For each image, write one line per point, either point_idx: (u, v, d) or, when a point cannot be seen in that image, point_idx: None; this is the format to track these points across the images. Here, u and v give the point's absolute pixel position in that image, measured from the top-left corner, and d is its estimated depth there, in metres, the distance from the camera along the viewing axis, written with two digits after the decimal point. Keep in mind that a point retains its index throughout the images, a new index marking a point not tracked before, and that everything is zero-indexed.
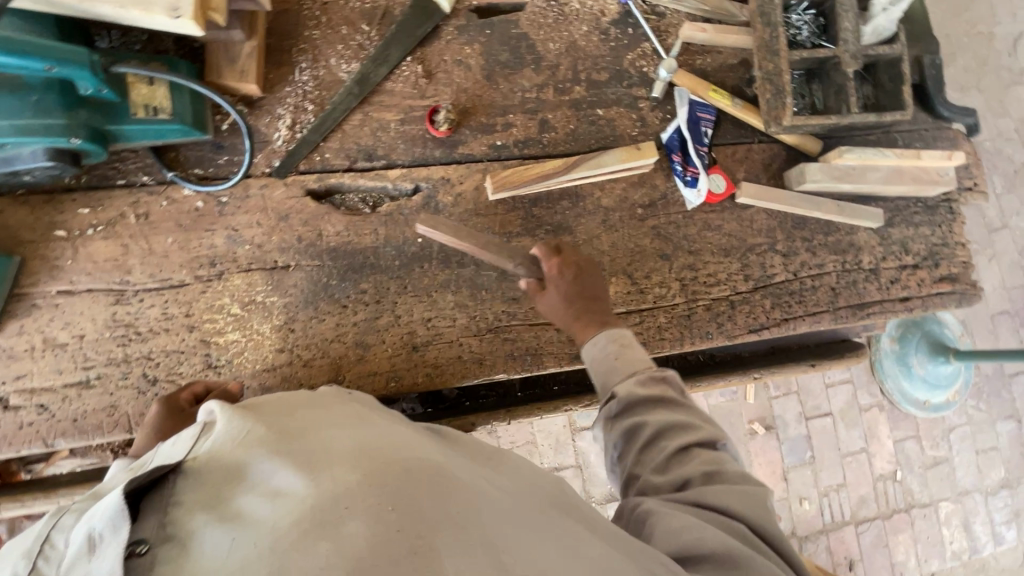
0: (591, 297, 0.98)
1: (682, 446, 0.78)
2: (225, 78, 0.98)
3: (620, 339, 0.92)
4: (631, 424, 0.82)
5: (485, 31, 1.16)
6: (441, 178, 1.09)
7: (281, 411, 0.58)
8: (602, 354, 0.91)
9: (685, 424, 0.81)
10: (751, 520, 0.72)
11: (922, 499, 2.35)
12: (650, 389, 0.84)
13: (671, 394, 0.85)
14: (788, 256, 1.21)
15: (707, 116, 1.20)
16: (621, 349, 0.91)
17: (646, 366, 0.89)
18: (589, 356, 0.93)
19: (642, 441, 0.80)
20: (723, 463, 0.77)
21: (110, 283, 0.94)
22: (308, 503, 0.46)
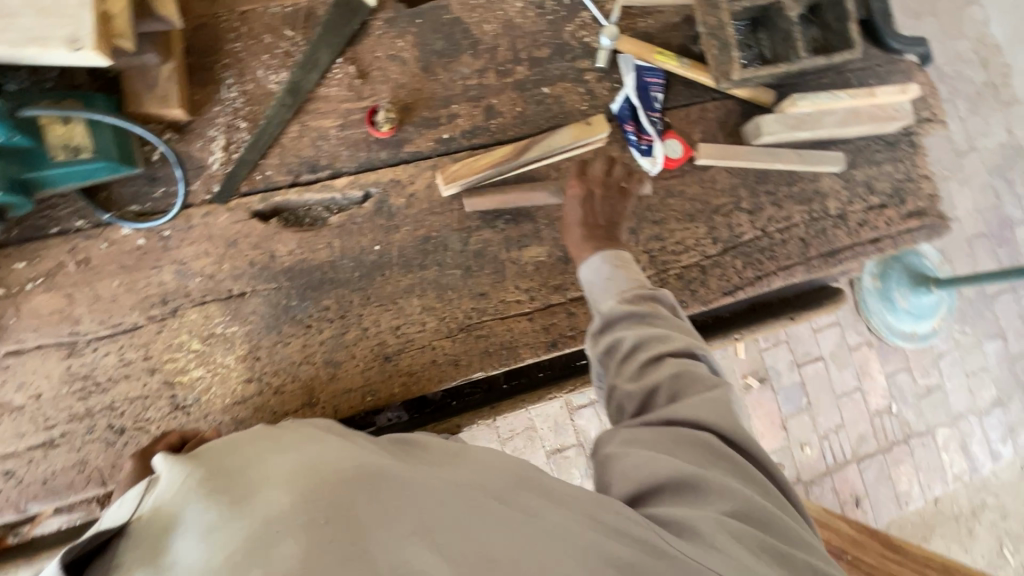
0: (598, 219, 1.01)
1: (658, 355, 0.79)
2: (149, 106, 0.94)
3: (616, 259, 0.94)
4: (611, 339, 0.84)
5: (416, 20, 1.11)
6: (391, 181, 1.05)
7: (224, 448, 0.59)
8: (597, 272, 0.94)
9: (660, 335, 0.82)
10: (717, 429, 0.71)
11: (919, 428, 2.39)
12: (637, 304, 0.86)
13: (658, 310, 0.86)
14: (754, 213, 1.20)
15: (656, 80, 1.17)
16: (616, 268, 0.93)
17: (639, 286, 0.90)
18: (585, 278, 0.96)
19: (623, 352, 0.82)
20: (691, 372, 0.77)
21: (60, 337, 0.90)
22: (241, 535, 0.47)
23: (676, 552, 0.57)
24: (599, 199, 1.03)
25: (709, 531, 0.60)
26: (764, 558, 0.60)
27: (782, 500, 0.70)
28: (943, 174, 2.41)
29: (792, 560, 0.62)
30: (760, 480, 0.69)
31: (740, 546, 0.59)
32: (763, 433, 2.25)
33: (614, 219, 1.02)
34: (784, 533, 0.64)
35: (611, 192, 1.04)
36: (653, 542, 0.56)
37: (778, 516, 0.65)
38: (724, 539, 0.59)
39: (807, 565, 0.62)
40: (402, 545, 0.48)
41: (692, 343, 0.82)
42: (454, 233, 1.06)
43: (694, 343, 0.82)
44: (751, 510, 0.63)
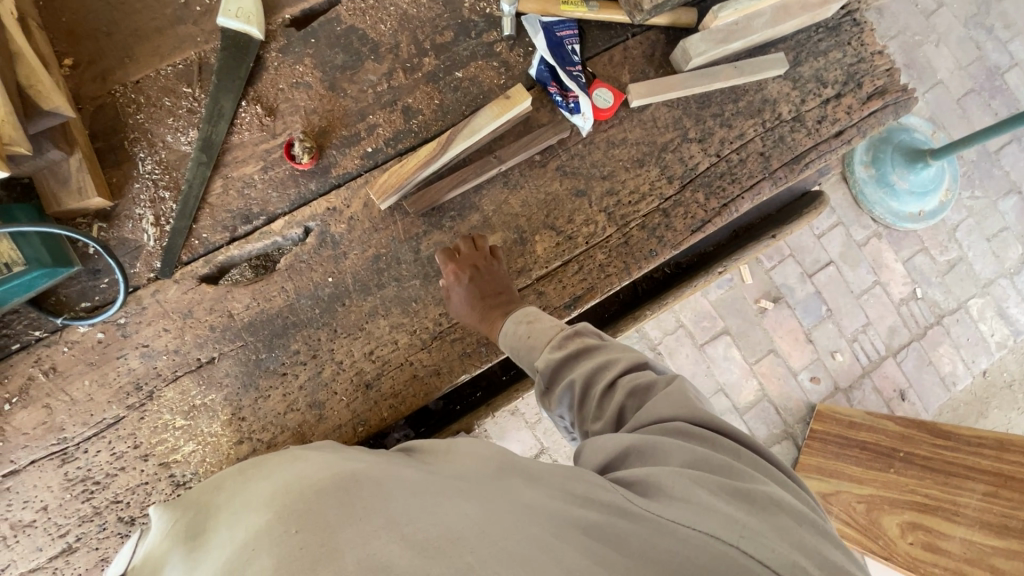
0: (492, 291, 0.97)
1: (607, 386, 0.78)
2: (66, 203, 0.92)
3: (524, 317, 0.93)
4: (563, 388, 0.82)
5: (310, 40, 1.07)
6: (327, 210, 1.03)
7: (214, 486, 0.61)
8: (517, 331, 0.92)
9: (607, 362, 0.81)
10: (686, 417, 0.70)
11: (949, 305, 2.31)
12: (564, 352, 0.85)
13: (588, 345, 0.85)
14: (705, 140, 1.14)
15: (569, 31, 1.11)
16: (529, 327, 0.91)
17: (556, 332, 0.89)
18: (506, 345, 0.93)
19: (578, 398, 0.80)
20: (643, 382, 0.76)
21: (49, 447, 0.91)
22: (225, 558, 0.47)
23: (634, 508, 0.57)
24: (480, 277, 0.97)
25: (669, 484, 0.60)
26: (727, 498, 0.59)
27: (759, 461, 0.68)
28: (915, 40, 2.27)
29: (758, 497, 0.60)
30: (731, 446, 0.68)
31: (701, 492, 0.59)
32: (789, 351, 2.20)
33: (505, 283, 1.00)
34: (747, 477, 0.63)
35: (486, 263, 0.99)
36: (615, 503, 0.57)
37: (746, 471, 0.64)
38: (682, 488, 0.59)
39: (776, 502, 0.61)
40: (369, 535, 0.46)
41: (637, 357, 0.82)
42: (403, 244, 1.04)
43: (638, 355, 0.82)
44: (715, 470, 0.63)
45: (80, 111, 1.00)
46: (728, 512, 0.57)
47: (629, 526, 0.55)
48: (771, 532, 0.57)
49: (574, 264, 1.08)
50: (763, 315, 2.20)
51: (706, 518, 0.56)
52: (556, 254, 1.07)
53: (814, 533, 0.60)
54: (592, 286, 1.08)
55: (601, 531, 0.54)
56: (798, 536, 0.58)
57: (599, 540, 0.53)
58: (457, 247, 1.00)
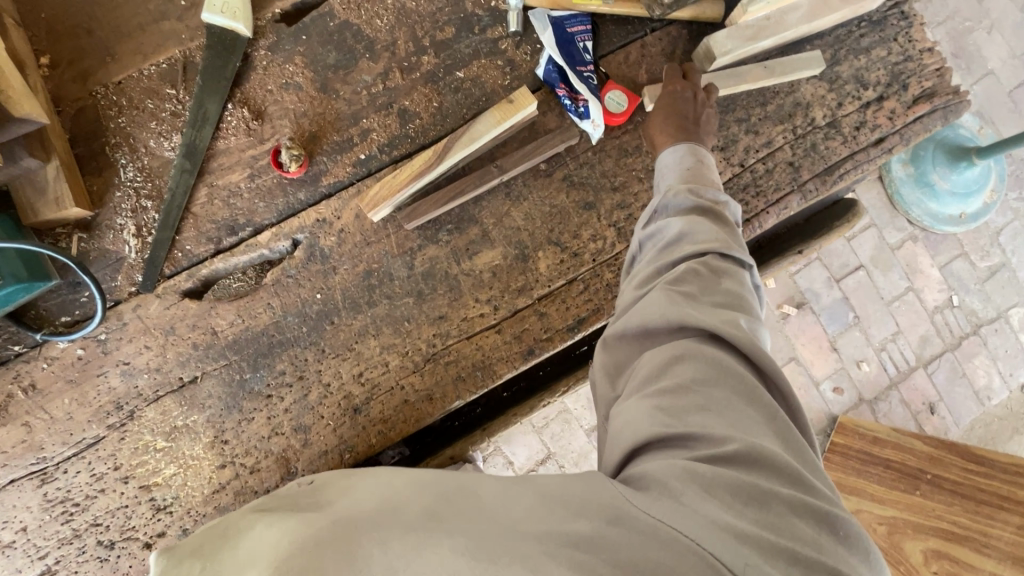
0: (681, 115, 0.95)
1: (697, 252, 0.74)
2: (43, 214, 0.88)
3: (695, 154, 0.89)
4: (660, 226, 0.80)
5: (301, 37, 0.99)
6: (316, 221, 0.97)
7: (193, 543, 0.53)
8: (674, 163, 0.90)
9: (711, 235, 0.77)
10: (720, 372, 0.63)
11: (988, 315, 2.16)
12: (700, 200, 0.82)
13: (721, 216, 0.81)
14: (728, 148, 1.04)
15: (581, 27, 1.01)
16: (696, 163, 0.88)
17: (711, 185, 0.86)
18: (664, 161, 0.91)
19: (667, 242, 0.78)
20: (717, 292, 0.71)
21: (28, 467, 0.89)
22: None
23: (632, 514, 0.51)
24: (673, 99, 0.97)
25: (676, 485, 0.54)
26: (738, 508, 0.53)
27: (791, 429, 0.62)
28: (966, 26, 2.09)
29: (773, 504, 0.54)
30: (763, 409, 0.62)
31: (711, 501, 0.53)
32: (812, 360, 2.09)
33: (702, 122, 0.97)
34: (773, 462, 0.56)
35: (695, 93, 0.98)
36: (615, 507, 0.52)
37: (776, 454, 0.57)
38: (692, 496, 0.53)
39: (791, 507, 0.54)
40: None
41: (736, 250, 0.76)
42: (396, 259, 0.97)
43: (728, 247, 0.76)
44: (742, 457, 0.56)
45: (59, 114, 0.94)
46: (737, 525, 0.51)
47: (626, 535, 0.49)
48: (781, 552, 0.50)
49: (579, 282, 1.00)
50: (785, 322, 2.10)
51: (711, 535, 0.50)
52: (560, 271, 0.99)
53: (834, 537, 0.55)
54: (598, 308, 1.00)
55: (594, 545, 0.48)
56: (811, 538, 0.53)
57: (591, 554, 0.47)
58: (691, 71, 1.00)
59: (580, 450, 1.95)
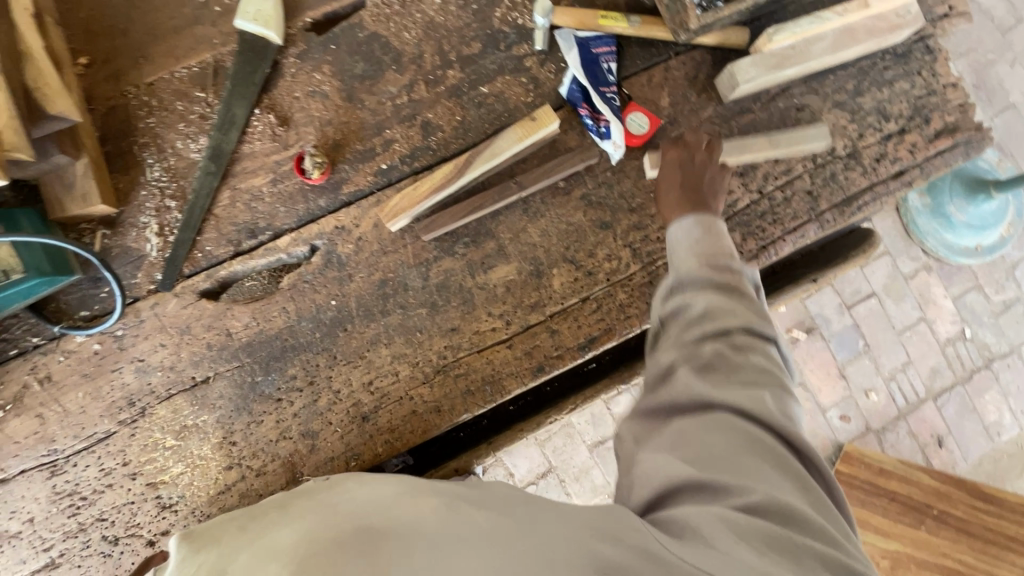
0: (687, 181, 0.94)
1: (721, 330, 0.74)
2: (70, 209, 0.90)
3: (705, 223, 0.87)
4: (681, 301, 0.80)
5: (330, 46, 1.01)
6: (335, 228, 0.98)
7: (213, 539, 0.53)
8: (686, 232, 0.87)
9: (735, 309, 0.77)
10: (750, 437, 0.64)
11: (1001, 350, 2.13)
12: (718, 275, 0.80)
13: (743, 289, 0.79)
14: (747, 174, 1.04)
15: (606, 48, 1.02)
16: (705, 233, 0.86)
17: (725, 253, 0.83)
18: (674, 233, 0.89)
19: (691, 316, 0.77)
20: (745, 362, 0.71)
21: (39, 458, 0.90)
22: None
23: (667, 555, 0.52)
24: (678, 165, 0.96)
25: (709, 531, 0.55)
26: (771, 557, 0.54)
27: (819, 497, 0.63)
28: (988, 59, 2.08)
29: (805, 560, 0.55)
30: (792, 473, 0.63)
31: (744, 547, 0.54)
32: (820, 387, 2.07)
33: (708, 184, 0.94)
34: (803, 522, 0.58)
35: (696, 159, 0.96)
36: (648, 547, 0.52)
37: (805, 513, 0.59)
38: (726, 542, 0.54)
39: (821, 563, 0.56)
40: None
41: (761, 325, 0.76)
42: (412, 270, 0.98)
43: (752, 321, 0.75)
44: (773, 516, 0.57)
45: (91, 112, 0.96)
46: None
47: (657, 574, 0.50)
48: None
49: (592, 302, 1.00)
50: (794, 346, 2.08)
51: None
52: (573, 289, 1.00)
53: None
54: (610, 328, 1.00)
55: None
56: None
57: None
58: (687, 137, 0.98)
59: (581, 466, 1.94)
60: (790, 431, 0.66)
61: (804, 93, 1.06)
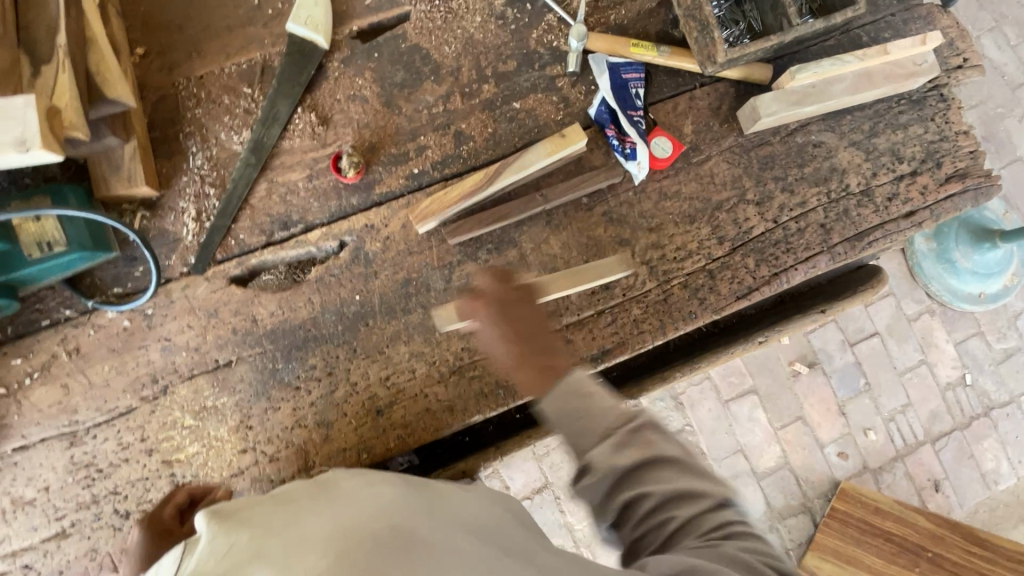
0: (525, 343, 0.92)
1: (681, 518, 0.75)
2: (114, 189, 0.93)
3: (577, 390, 0.85)
4: (633, 495, 0.77)
5: (373, 54, 1.06)
6: (364, 226, 1.01)
7: (235, 523, 0.58)
8: (556, 410, 0.85)
9: (693, 490, 0.77)
10: (752, 558, 0.69)
11: (1000, 398, 2.15)
12: (642, 455, 0.79)
13: (677, 461, 0.80)
14: (763, 203, 1.08)
15: (636, 74, 1.07)
16: (579, 404, 0.85)
17: (614, 424, 0.82)
18: (550, 408, 0.86)
19: (647, 512, 0.77)
20: (725, 531, 0.73)
21: (60, 427, 0.92)
22: None
23: None
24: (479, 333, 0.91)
25: None
26: None
27: None
28: (997, 112, 2.14)
29: None
30: None
31: None
32: (820, 422, 2.08)
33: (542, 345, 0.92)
34: None
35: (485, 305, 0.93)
36: None
37: None
38: None
39: None
40: None
41: (725, 493, 0.78)
42: (435, 271, 1.01)
43: (715, 493, 0.77)
44: None
45: (142, 99, 1.01)
46: None
47: None
48: None
49: (607, 315, 1.03)
50: (795, 380, 2.09)
51: None
52: (590, 302, 1.03)
53: None
54: (623, 342, 1.02)
55: None
56: None
57: None
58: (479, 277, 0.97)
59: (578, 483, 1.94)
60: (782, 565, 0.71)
61: (821, 130, 1.11)
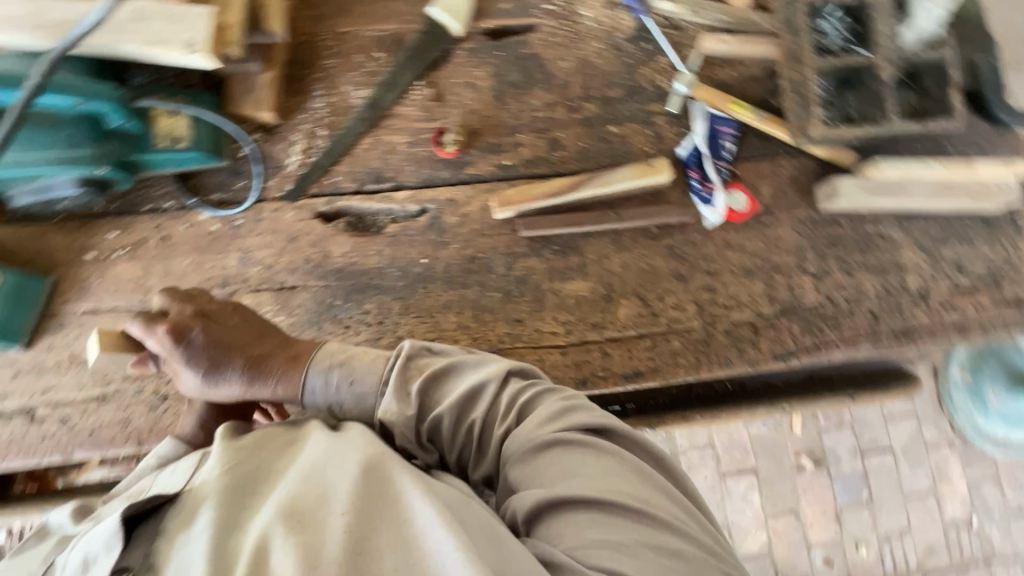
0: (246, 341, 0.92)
1: (478, 416, 0.86)
2: (242, 108, 1.02)
3: (332, 360, 0.89)
4: (429, 426, 0.86)
5: (496, 52, 1.15)
6: (447, 200, 1.08)
7: (247, 445, 0.73)
8: (327, 387, 0.88)
9: (472, 391, 0.87)
10: (561, 439, 0.81)
11: (1004, 550, 2.07)
12: (413, 392, 0.87)
13: (461, 387, 0.87)
14: (820, 277, 1.12)
15: (728, 129, 1.14)
16: (341, 368, 0.89)
17: (364, 377, 0.88)
18: (318, 383, 0.89)
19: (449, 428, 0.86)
20: (520, 403, 0.85)
21: (131, 302, 0.99)
22: (264, 525, 0.62)
23: (556, 559, 0.69)
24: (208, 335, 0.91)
25: (572, 520, 0.74)
26: (612, 506, 0.74)
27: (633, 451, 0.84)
28: None
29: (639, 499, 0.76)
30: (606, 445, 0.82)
31: (591, 510, 0.74)
32: (812, 521, 2.04)
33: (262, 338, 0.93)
34: (628, 476, 0.79)
35: (181, 333, 0.90)
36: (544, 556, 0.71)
37: (623, 465, 0.80)
38: (581, 517, 0.74)
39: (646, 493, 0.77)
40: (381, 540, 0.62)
41: (513, 379, 0.89)
42: (500, 257, 1.07)
43: (492, 371, 0.88)
44: (603, 480, 0.77)
45: None
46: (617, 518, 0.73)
47: (558, 556, 0.69)
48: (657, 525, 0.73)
49: (647, 340, 1.06)
50: (798, 473, 2.06)
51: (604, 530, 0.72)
52: (635, 323, 1.07)
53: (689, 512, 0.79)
54: (656, 368, 1.06)
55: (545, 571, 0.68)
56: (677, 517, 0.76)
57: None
58: (168, 304, 0.93)
59: None
60: (584, 415, 0.84)
61: (891, 225, 1.15)
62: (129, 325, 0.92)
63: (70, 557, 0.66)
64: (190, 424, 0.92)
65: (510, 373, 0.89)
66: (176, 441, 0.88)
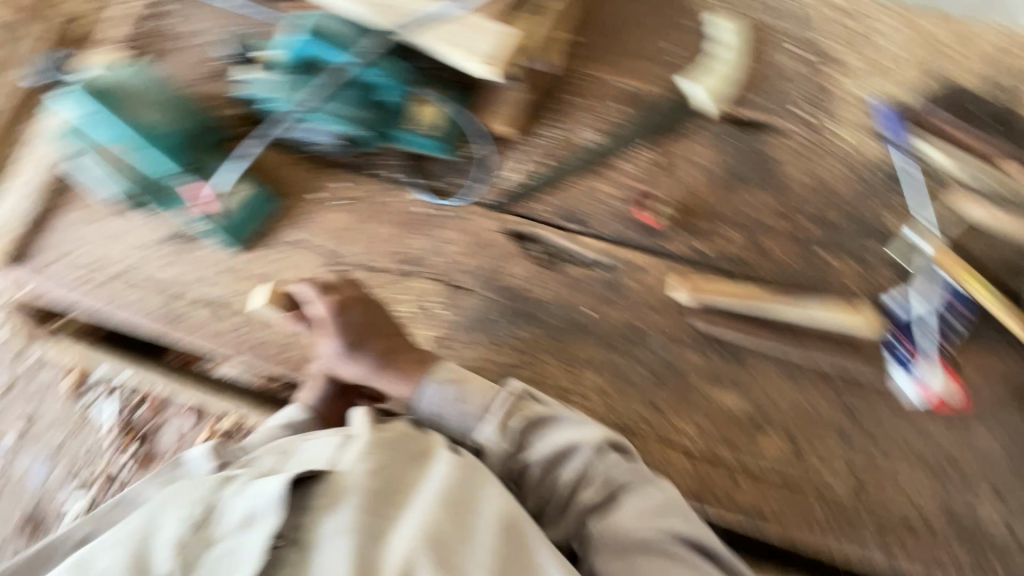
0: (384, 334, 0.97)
1: (571, 478, 0.86)
2: (488, 115, 1.09)
3: (450, 377, 0.92)
4: (520, 466, 0.89)
5: (732, 142, 1.14)
6: (633, 263, 1.08)
7: (387, 444, 0.76)
8: (440, 402, 0.91)
9: (572, 448, 0.87)
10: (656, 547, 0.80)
11: None
12: (516, 429, 0.89)
13: (562, 445, 0.87)
14: (1011, 507, 0.95)
15: (966, 310, 1.02)
16: (456, 388, 0.91)
17: (474, 402, 0.90)
18: (429, 397, 0.91)
19: (541, 476, 0.88)
20: (617, 481, 0.85)
21: (329, 246, 1.08)
22: (409, 545, 0.65)
23: None
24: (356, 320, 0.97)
25: None
26: None
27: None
28: None
29: None
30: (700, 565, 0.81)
31: None
32: None
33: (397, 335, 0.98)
34: None
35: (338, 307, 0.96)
36: None
37: None
38: None
39: None
40: None
41: (615, 452, 0.88)
42: (663, 338, 1.04)
43: (592, 437, 0.87)
44: None
45: None
46: None
47: None
48: None
49: (782, 485, 0.98)
50: None
51: None
52: (776, 461, 0.99)
53: None
54: (781, 518, 0.97)
55: None
56: None
57: None
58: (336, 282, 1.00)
59: None
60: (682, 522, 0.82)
61: None
62: (294, 286, 0.99)
63: (231, 508, 0.66)
64: (313, 394, 0.99)
65: (609, 444, 0.88)
66: (301, 408, 0.97)
